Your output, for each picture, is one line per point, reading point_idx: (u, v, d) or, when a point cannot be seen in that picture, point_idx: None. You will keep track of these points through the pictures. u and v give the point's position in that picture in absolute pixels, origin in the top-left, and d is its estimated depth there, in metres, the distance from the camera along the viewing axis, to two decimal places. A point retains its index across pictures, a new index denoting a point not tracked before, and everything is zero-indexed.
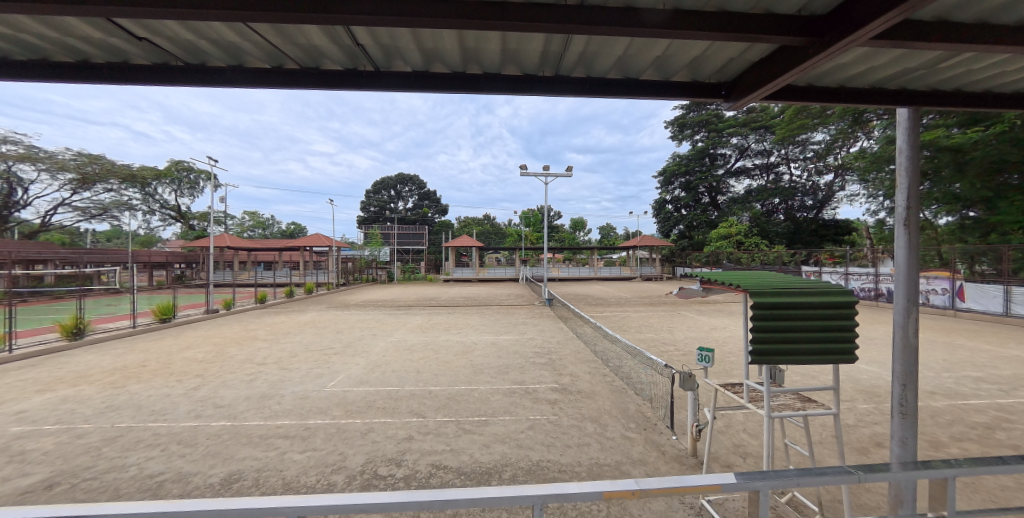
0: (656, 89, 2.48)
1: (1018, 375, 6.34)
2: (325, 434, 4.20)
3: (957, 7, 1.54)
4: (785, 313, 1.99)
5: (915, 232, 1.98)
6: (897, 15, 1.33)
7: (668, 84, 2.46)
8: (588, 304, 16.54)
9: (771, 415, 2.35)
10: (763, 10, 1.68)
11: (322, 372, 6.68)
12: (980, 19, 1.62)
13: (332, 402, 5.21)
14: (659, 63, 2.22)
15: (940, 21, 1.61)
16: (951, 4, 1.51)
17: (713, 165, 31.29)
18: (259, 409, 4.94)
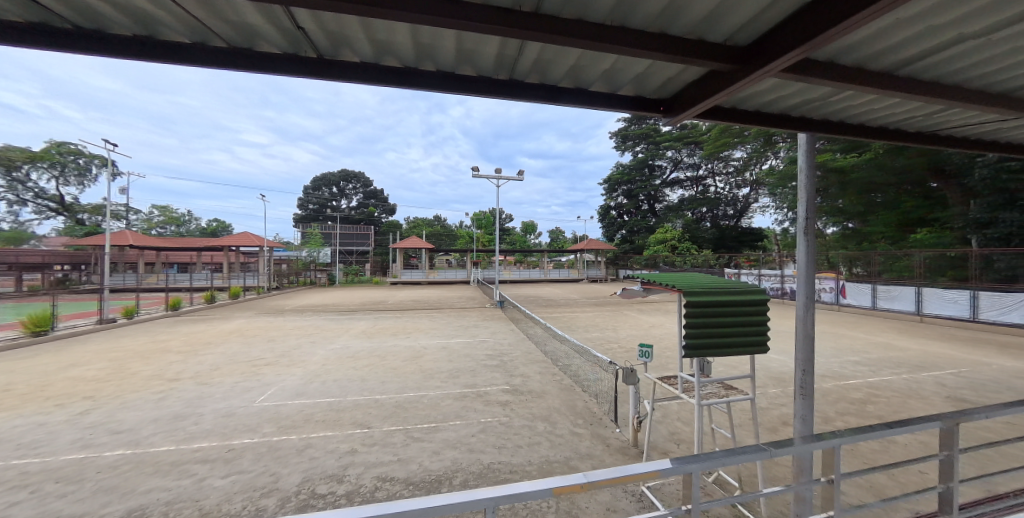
0: (606, 98, 2.64)
1: (885, 358, 7.64)
2: (254, 454, 3.84)
3: (843, 52, 1.83)
4: (714, 309, 2.23)
5: (811, 239, 2.32)
6: (802, 52, 1.56)
7: (616, 95, 2.62)
8: (539, 305, 16.87)
9: (702, 402, 2.59)
10: (697, 37, 1.85)
11: (250, 386, 6.11)
12: (859, 64, 1.94)
13: (263, 418, 4.78)
14: (608, 76, 2.36)
15: (833, 62, 1.90)
16: (839, 49, 1.79)
17: (652, 176, 33.70)
18: (169, 432, 4.39)
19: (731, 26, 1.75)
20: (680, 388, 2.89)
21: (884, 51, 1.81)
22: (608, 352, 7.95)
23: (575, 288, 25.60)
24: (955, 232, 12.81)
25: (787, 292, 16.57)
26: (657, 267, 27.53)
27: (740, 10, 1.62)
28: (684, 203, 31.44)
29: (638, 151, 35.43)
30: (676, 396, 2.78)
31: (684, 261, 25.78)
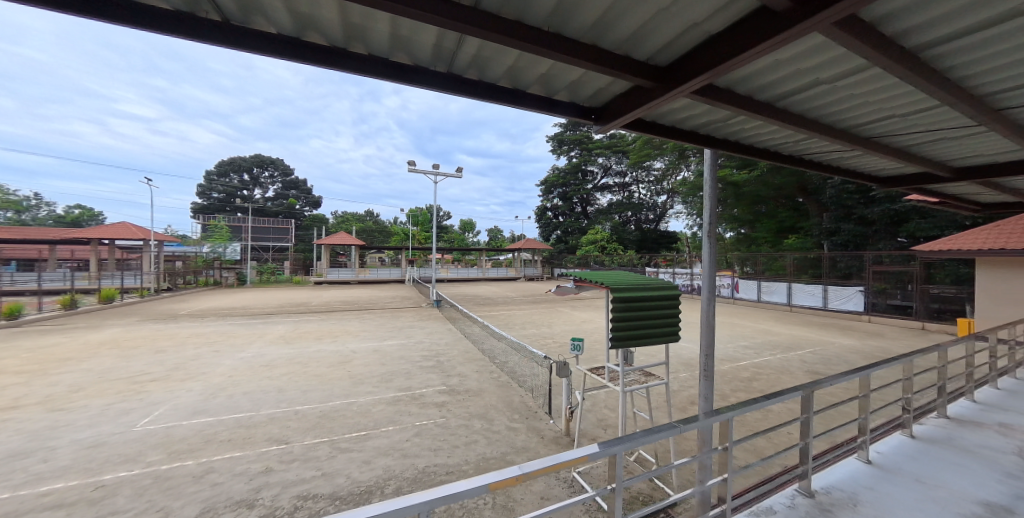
0: (541, 101, 2.72)
1: (767, 342, 9.08)
2: (134, 489, 3.29)
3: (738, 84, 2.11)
4: (636, 304, 2.46)
5: (713, 242, 2.67)
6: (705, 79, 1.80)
7: (551, 99, 2.73)
8: (476, 304, 16.86)
9: (625, 390, 2.84)
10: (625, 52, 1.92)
11: (130, 407, 5.18)
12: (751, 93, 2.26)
13: (148, 444, 4.11)
14: (544, 80, 2.45)
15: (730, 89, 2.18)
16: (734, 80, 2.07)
17: (585, 180, 35.59)
18: (5, 476, 3.54)
19: (652, 46, 1.82)
20: (607, 378, 3.13)
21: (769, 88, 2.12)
22: (542, 348, 8.26)
23: (512, 287, 26.02)
24: (813, 238, 16.06)
25: (697, 289, 18.70)
26: (588, 266, 29.15)
27: (662, 31, 1.69)
28: (613, 207, 33.68)
29: (573, 155, 37.10)
30: (603, 386, 3.00)
31: (611, 260, 27.61)
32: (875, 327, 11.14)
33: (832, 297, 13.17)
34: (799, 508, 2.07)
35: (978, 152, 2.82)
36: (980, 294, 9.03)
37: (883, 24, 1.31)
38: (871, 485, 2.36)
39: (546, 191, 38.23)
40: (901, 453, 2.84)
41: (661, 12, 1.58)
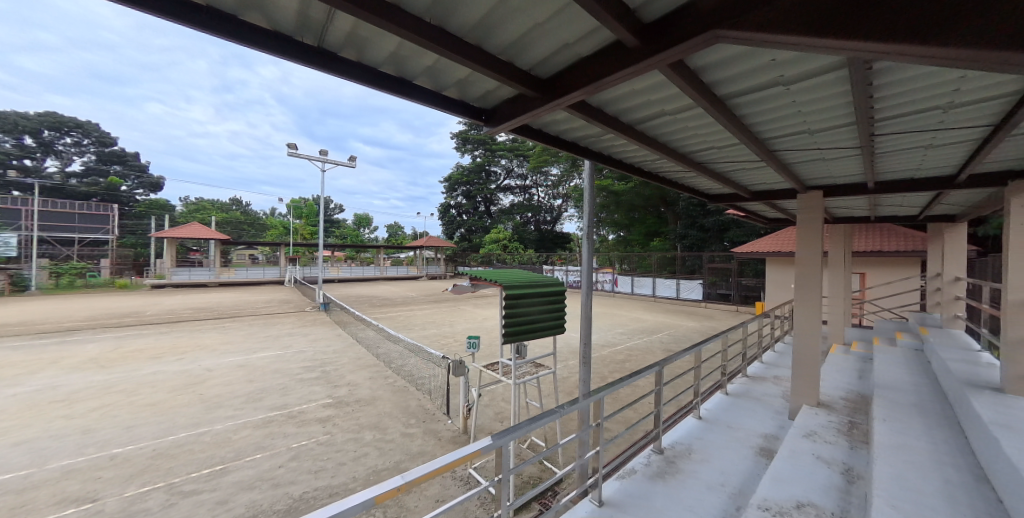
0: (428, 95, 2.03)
1: (638, 328, 10.66)
2: None
3: (622, 111, 2.09)
4: (526, 302, 2.63)
5: (591, 244, 3.05)
6: (582, 93, 1.64)
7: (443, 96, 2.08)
8: (373, 305, 15.69)
9: (518, 381, 3.03)
10: (508, 58, 1.67)
11: None
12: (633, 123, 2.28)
13: None
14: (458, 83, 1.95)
15: (615, 116, 2.15)
16: (619, 107, 2.03)
17: (488, 180, 36.29)
18: None
19: (535, 57, 1.63)
20: (501, 372, 3.30)
21: (646, 118, 2.17)
22: (443, 348, 8.13)
23: (414, 286, 24.98)
24: (673, 240, 19.35)
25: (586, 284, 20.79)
26: (491, 264, 29.80)
27: (541, 43, 1.52)
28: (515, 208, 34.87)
29: (476, 154, 37.29)
30: (498, 380, 3.15)
31: (512, 259, 28.66)
32: (712, 312, 14.07)
33: (683, 288, 16.12)
34: (652, 464, 2.48)
35: (771, 182, 3.74)
36: (769, 282, 12.05)
37: (702, 73, 1.59)
38: (701, 435, 3.00)
39: (450, 188, 37.68)
40: (721, 407, 3.67)
41: (540, 24, 1.40)
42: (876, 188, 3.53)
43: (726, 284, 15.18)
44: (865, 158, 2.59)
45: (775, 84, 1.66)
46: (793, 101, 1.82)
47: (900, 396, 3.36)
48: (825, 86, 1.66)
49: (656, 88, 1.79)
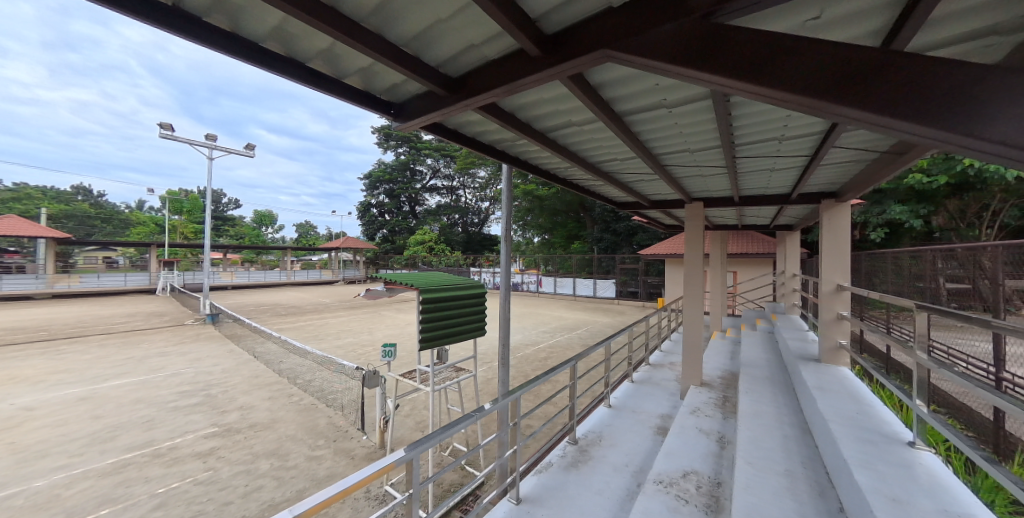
0: (324, 81, 1.75)
1: (559, 325, 11.23)
2: None
3: (535, 118, 2.16)
4: (443, 305, 2.58)
5: (508, 245, 3.16)
6: (497, 94, 1.60)
7: (343, 85, 1.83)
8: (278, 314, 13.89)
9: (436, 388, 2.94)
10: (413, 52, 1.55)
11: None
12: (545, 131, 2.38)
13: None
14: (363, 73, 1.74)
15: (528, 123, 2.21)
16: (531, 114, 2.10)
17: (413, 179, 34.76)
18: None
19: (442, 54, 1.55)
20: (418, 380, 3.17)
21: (556, 126, 2.29)
22: (360, 359, 7.52)
23: (328, 291, 22.70)
24: (592, 243, 20.78)
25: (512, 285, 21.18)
26: (416, 267, 28.51)
27: (446, 40, 1.45)
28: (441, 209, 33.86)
29: (399, 151, 35.43)
30: (415, 388, 3.03)
31: (439, 261, 27.78)
32: (625, 308, 15.47)
33: (599, 287, 17.45)
34: (568, 456, 2.62)
35: (665, 192, 4.24)
36: (669, 280, 13.67)
37: (600, 88, 1.72)
38: (610, 423, 3.27)
39: (370, 186, 35.22)
40: (627, 395, 4.05)
41: (443, 20, 1.34)
42: (741, 201, 4.24)
43: (634, 282, 16.84)
44: (731, 176, 3.10)
45: (660, 105, 1.89)
46: (676, 122, 2.10)
47: (758, 372, 4.09)
48: (698, 112, 1.94)
49: (562, 99, 1.89)
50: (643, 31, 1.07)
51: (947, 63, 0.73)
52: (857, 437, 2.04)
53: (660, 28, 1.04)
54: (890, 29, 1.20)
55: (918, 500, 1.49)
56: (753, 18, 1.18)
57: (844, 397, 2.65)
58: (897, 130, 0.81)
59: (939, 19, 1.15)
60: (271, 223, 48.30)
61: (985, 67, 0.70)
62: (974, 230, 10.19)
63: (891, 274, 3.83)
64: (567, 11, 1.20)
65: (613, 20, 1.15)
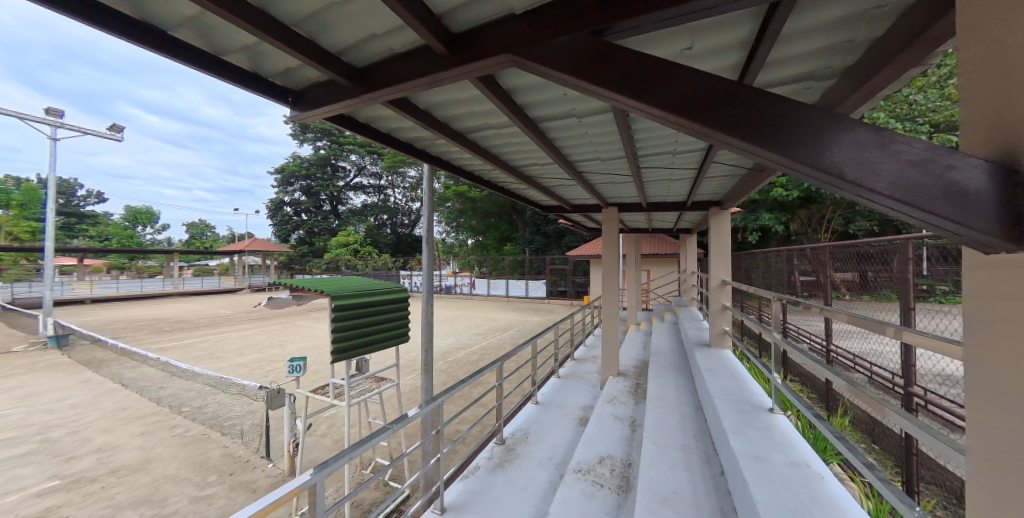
0: (193, 55, 1.47)
1: (491, 327, 11.27)
2: None
3: (452, 118, 2.14)
4: (358, 312, 2.40)
5: (431, 248, 3.13)
6: (416, 87, 1.50)
7: (220, 61, 1.55)
8: (160, 330, 11.64)
9: (353, 401, 2.71)
10: (308, 34, 1.40)
11: None
12: (464, 132, 2.37)
13: None
14: (249, 52, 1.52)
15: (446, 122, 2.18)
16: (449, 114, 2.08)
17: (334, 176, 31.86)
18: None
19: (342, 40, 1.42)
20: (333, 394, 2.91)
21: (476, 128, 2.30)
22: (269, 377, 6.65)
23: (229, 301, 19.66)
24: (523, 245, 21.36)
25: (445, 288, 20.68)
26: (338, 271, 26.06)
27: (345, 26, 1.34)
28: (366, 209, 31.73)
29: (315, 144, 32.33)
30: (329, 404, 2.77)
31: (365, 264, 25.37)
32: (554, 306, 16.13)
33: (531, 288, 18.00)
34: (494, 457, 2.63)
35: (584, 197, 4.54)
36: (593, 279, 14.62)
37: (514, 93, 1.77)
38: (536, 419, 3.38)
39: (281, 181, 31.48)
40: (553, 390, 4.23)
41: (339, 3, 1.23)
42: (649, 206, 4.71)
43: (563, 282, 17.70)
44: (638, 184, 3.43)
45: (570, 114, 2.01)
46: (587, 131, 2.25)
47: (665, 360, 4.59)
48: (605, 123, 2.11)
49: (477, 101, 1.90)
50: (543, 41, 1.12)
51: (767, 93, 0.84)
52: (733, 409, 2.40)
53: (556, 40, 1.10)
54: (744, 64, 1.44)
55: (773, 456, 1.81)
56: (642, 41, 1.31)
57: (729, 376, 3.11)
58: (741, 152, 0.90)
59: (777, 60, 1.41)
60: (150, 222, 40.29)
61: (798, 102, 0.81)
62: (820, 233, 12.72)
63: (762, 269, 4.61)
64: (472, 12, 1.20)
65: (515, 27, 1.18)
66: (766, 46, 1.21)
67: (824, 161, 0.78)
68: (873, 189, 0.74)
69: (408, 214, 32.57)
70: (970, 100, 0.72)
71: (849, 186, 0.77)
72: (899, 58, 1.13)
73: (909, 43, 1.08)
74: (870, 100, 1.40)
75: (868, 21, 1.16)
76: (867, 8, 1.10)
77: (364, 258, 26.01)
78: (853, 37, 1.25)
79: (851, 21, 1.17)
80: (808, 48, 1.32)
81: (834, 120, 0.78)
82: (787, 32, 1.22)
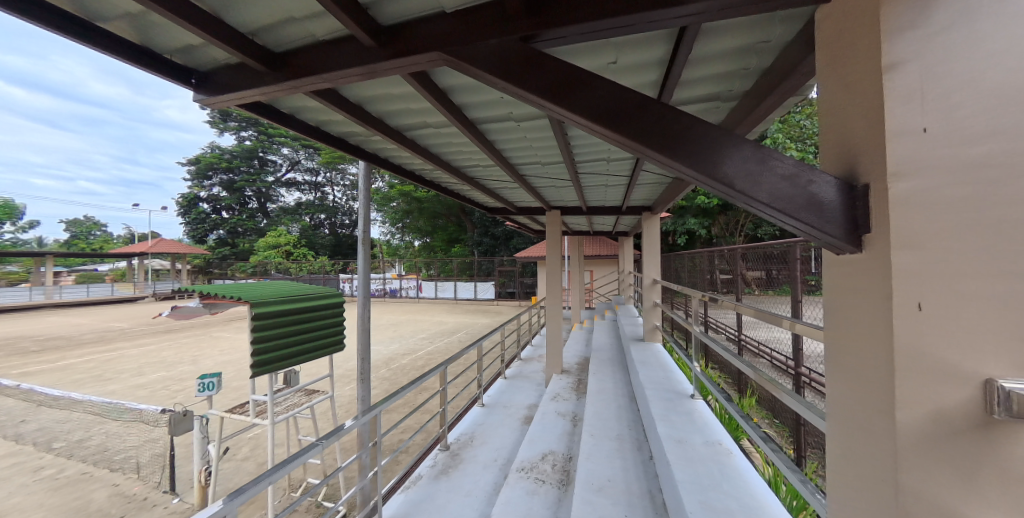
0: (58, 20, 1.22)
1: (437, 330, 11.00)
2: None
3: (387, 114, 2.06)
4: (282, 320, 2.19)
5: (368, 250, 2.98)
6: (354, 77, 1.39)
7: (96, 29, 1.30)
8: (28, 350, 9.57)
9: (277, 419, 2.44)
10: (212, 10, 1.23)
11: None
12: (401, 129, 2.29)
13: None
14: (136, 22, 1.31)
15: (381, 118, 2.09)
16: (383, 110, 2.00)
17: (262, 170, 28.72)
18: None
19: (255, 20, 1.28)
20: (253, 413, 2.60)
21: (413, 126, 2.24)
22: (178, 399, 5.81)
23: (127, 312, 16.84)
24: (471, 246, 21.21)
25: (390, 291, 19.76)
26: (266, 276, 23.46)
27: (259, 5, 1.21)
28: (299, 207, 29.25)
29: (239, 134, 29.10)
30: (249, 423, 2.47)
31: (299, 268, 23.19)
32: (502, 307, 16.21)
33: (479, 289, 17.96)
34: (438, 464, 2.56)
35: (527, 199, 4.63)
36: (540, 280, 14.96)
37: (451, 93, 1.75)
38: (481, 421, 3.36)
39: (195, 174, 27.72)
40: (499, 391, 4.25)
41: None
42: (588, 209, 4.94)
43: (512, 283, 17.91)
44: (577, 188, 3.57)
45: (509, 118, 2.04)
46: (526, 135, 2.30)
47: (604, 355, 4.85)
48: (543, 128, 2.17)
49: (413, 97, 1.84)
50: (472, 42, 1.12)
51: (673, 108, 0.92)
52: (661, 397, 2.61)
53: (486, 43, 1.11)
54: (662, 82, 1.57)
55: (693, 438, 2.00)
56: (571, 52, 1.37)
57: (658, 367, 3.37)
58: (653, 160, 0.97)
59: (689, 81, 1.56)
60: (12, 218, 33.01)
61: (697, 118, 0.90)
62: (735, 236, 14.36)
63: (688, 268, 5.07)
64: (401, 5, 1.16)
65: (447, 25, 1.17)
66: (678, 66, 1.33)
67: (720, 173, 0.87)
68: (756, 198, 0.84)
69: (348, 213, 30.73)
70: (828, 128, 0.87)
71: (738, 195, 0.87)
72: (781, 86, 1.31)
73: (788, 73, 1.26)
74: (763, 121, 1.63)
75: (757, 52, 1.33)
76: (756, 41, 1.26)
77: (297, 260, 23.89)
78: (747, 65, 1.43)
79: (745, 51, 1.33)
80: (712, 71, 1.48)
81: (728, 136, 0.87)
82: (695, 55, 1.36)
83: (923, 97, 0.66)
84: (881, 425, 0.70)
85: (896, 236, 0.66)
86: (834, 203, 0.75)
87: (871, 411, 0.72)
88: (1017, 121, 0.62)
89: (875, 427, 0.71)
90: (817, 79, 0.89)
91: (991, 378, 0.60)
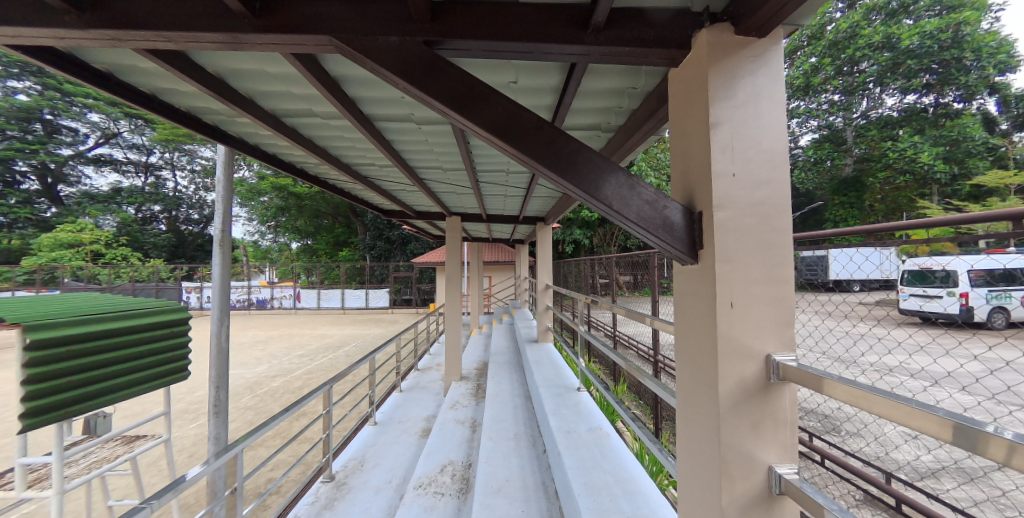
0: None
1: (314, 346, 9.75)
2: None
3: (258, 94, 1.76)
4: (82, 350, 1.63)
5: (226, 252, 2.51)
6: (216, 43, 1.14)
7: None
8: None
9: (70, 486, 1.77)
10: None
11: None
12: (275, 115, 1.99)
13: None
14: None
15: (248, 98, 1.78)
16: (254, 88, 1.71)
17: (49, 139, 20.78)
18: None
19: None
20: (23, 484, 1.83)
21: (291, 112, 1.97)
22: None
23: None
24: (360, 251, 19.71)
25: (255, 302, 16.83)
26: (57, 283, 17.62)
27: None
28: (117, 194, 22.51)
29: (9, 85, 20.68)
30: (13, 499, 1.73)
31: (118, 275, 17.90)
32: (394, 316, 15.32)
33: (371, 297, 16.66)
34: (320, 499, 2.25)
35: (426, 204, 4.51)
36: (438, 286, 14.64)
37: (343, 82, 1.60)
38: (372, 442, 3.09)
39: None
40: (392, 406, 4.00)
41: None
42: (486, 217, 5.07)
43: (407, 290, 17.17)
44: (476, 195, 3.63)
45: (408, 118, 1.98)
46: (426, 138, 2.26)
47: (501, 358, 5.00)
48: (445, 134, 2.17)
49: (294, 81, 1.64)
50: (370, 34, 1.06)
51: (563, 133, 1.02)
52: (553, 393, 2.83)
53: (385, 39, 1.06)
54: (555, 107, 1.74)
55: (579, 427, 2.21)
56: (472, 64, 1.41)
57: (550, 366, 3.63)
58: (545, 176, 1.05)
59: (574, 110, 1.76)
60: None
61: (582, 143, 1.01)
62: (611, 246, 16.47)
63: (575, 274, 5.60)
64: None
65: (340, 9, 1.06)
66: (567, 94, 1.49)
67: (599, 193, 0.99)
68: (626, 217, 0.97)
69: (198, 206, 26.02)
70: (676, 163, 1.09)
71: (613, 213, 1.00)
72: (644, 125, 1.59)
73: (649, 117, 1.53)
74: (629, 153, 1.94)
75: (628, 95, 1.57)
76: (627, 86, 1.49)
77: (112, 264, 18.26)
78: (621, 104, 1.68)
79: (619, 92, 1.56)
80: (596, 105, 1.70)
81: (607, 161, 1.00)
82: (582, 88, 1.54)
83: (733, 149, 0.88)
84: (708, 397, 0.89)
85: (720, 252, 0.85)
86: (679, 224, 0.94)
87: (703, 390, 0.91)
88: (778, 174, 0.89)
89: (705, 400, 0.90)
90: (669, 125, 1.10)
91: (772, 355, 0.84)
